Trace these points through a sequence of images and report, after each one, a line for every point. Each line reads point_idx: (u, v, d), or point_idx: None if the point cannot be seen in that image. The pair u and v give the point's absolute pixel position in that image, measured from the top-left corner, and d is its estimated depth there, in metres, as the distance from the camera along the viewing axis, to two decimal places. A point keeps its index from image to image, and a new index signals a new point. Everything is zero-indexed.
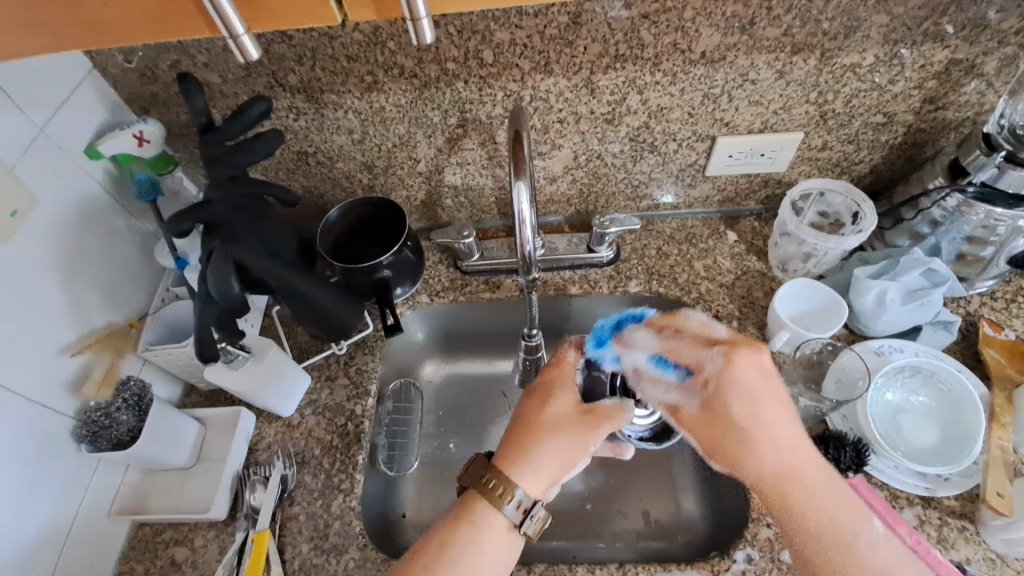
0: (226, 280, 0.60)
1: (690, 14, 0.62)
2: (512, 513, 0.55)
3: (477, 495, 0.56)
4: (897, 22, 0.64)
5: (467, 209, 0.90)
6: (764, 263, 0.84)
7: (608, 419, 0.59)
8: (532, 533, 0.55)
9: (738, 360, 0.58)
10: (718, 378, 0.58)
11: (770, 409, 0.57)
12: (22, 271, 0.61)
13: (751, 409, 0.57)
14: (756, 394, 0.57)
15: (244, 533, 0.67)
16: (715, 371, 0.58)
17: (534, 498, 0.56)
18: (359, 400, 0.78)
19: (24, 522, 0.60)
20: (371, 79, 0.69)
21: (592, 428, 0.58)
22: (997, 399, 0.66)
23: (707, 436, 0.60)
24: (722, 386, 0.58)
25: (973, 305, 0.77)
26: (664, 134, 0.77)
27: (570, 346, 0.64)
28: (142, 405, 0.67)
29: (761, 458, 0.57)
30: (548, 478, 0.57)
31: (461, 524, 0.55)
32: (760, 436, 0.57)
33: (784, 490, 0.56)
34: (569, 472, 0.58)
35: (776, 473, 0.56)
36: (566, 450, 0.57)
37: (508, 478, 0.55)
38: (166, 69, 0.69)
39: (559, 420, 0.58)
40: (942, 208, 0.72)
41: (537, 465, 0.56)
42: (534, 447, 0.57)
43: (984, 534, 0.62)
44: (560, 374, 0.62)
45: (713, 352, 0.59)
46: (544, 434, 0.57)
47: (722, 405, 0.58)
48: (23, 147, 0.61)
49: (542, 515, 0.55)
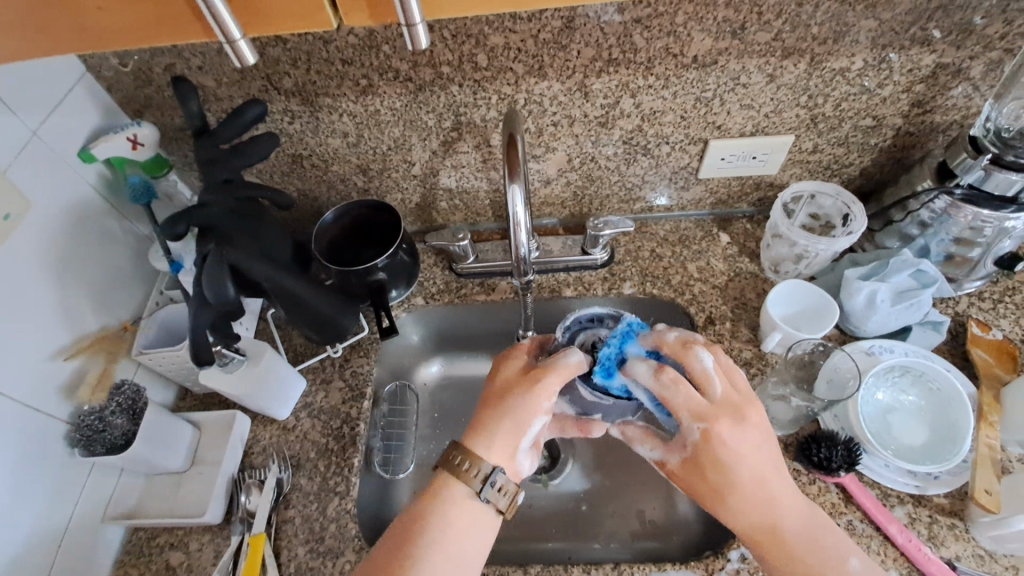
0: (221, 282, 0.60)
1: (681, 19, 0.63)
2: (477, 485, 0.57)
3: (444, 473, 0.58)
4: (885, 27, 0.65)
5: (461, 212, 0.90)
6: (756, 265, 0.85)
7: (550, 371, 0.58)
8: (500, 506, 0.57)
9: (720, 432, 0.55)
10: (698, 445, 0.56)
11: (746, 469, 0.56)
12: (15, 275, 0.61)
13: (727, 475, 0.56)
14: (730, 458, 0.56)
15: (239, 537, 0.68)
16: (693, 441, 0.56)
17: (494, 466, 0.57)
18: (354, 403, 0.78)
19: (17, 528, 0.59)
20: (366, 83, 0.69)
21: (535, 385, 0.58)
22: (985, 398, 0.67)
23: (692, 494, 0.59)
24: (704, 451, 0.56)
25: (961, 306, 0.78)
26: (656, 138, 0.78)
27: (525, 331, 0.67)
28: (136, 409, 0.67)
29: (740, 518, 0.57)
30: (506, 444, 0.58)
31: (430, 501, 0.57)
32: (732, 496, 0.56)
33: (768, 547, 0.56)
34: (528, 436, 0.59)
35: (761, 533, 0.56)
36: (516, 412, 0.58)
37: (469, 452, 0.58)
38: (160, 72, 0.69)
39: (508, 386, 0.60)
40: (931, 209, 0.74)
41: (490, 433, 0.58)
42: (487, 416, 0.59)
43: (972, 531, 0.62)
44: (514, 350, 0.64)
45: (693, 425, 0.55)
46: (494, 404, 0.60)
47: (702, 469, 0.57)
48: (16, 151, 0.61)
49: (506, 486, 0.57)
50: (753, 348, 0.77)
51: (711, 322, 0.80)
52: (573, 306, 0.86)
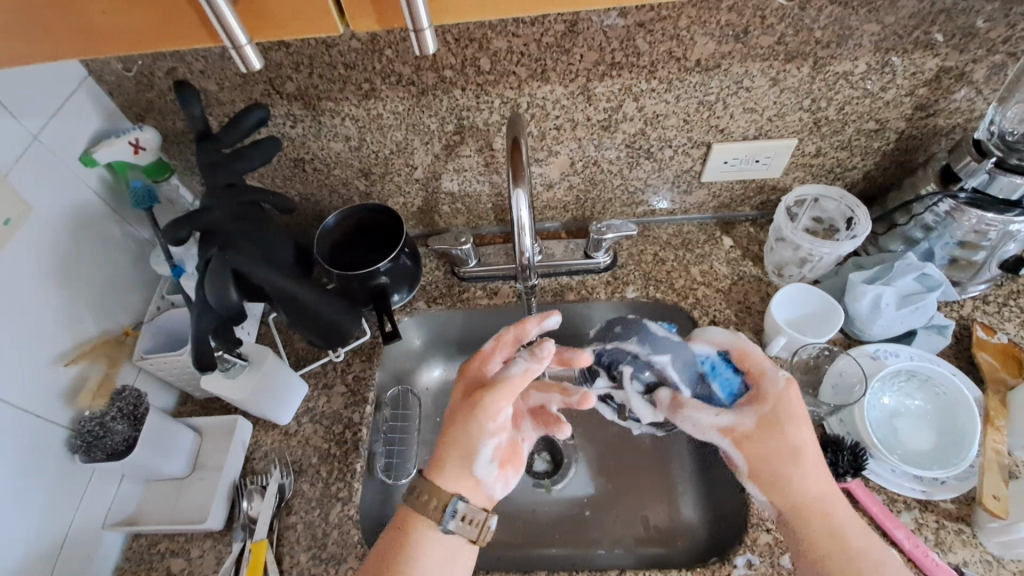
0: (224, 288, 0.61)
1: (685, 23, 0.63)
2: (442, 521, 0.57)
3: (406, 511, 0.58)
4: (888, 31, 0.65)
5: (464, 215, 0.90)
6: (760, 269, 0.85)
7: (489, 391, 0.57)
8: (466, 535, 0.57)
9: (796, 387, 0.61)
10: (778, 397, 0.61)
11: (808, 434, 0.59)
12: (15, 280, 0.60)
13: (803, 433, 0.59)
14: (797, 417, 0.60)
15: (240, 543, 0.67)
16: (776, 391, 0.61)
17: (453, 497, 0.57)
18: (357, 408, 0.77)
19: (17, 535, 0.59)
20: (368, 87, 0.69)
21: (478, 407, 0.58)
22: (991, 402, 0.67)
23: (756, 456, 0.60)
24: (778, 404, 0.60)
25: (966, 309, 0.78)
26: (659, 141, 0.78)
27: (506, 330, 0.64)
28: (137, 414, 0.66)
29: (807, 481, 0.58)
30: (460, 470, 0.58)
31: (400, 535, 0.57)
32: (806, 456, 0.59)
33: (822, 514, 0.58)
34: (483, 459, 0.58)
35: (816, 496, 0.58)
36: (458, 437, 0.58)
37: (428, 486, 0.57)
38: (162, 76, 0.69)
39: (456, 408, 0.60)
40: (934, 213, 0.73)
41: (443, 457, 0.58)
42: (439, 442, 0.59)
43: (980, 536, 0.62)
44: (470, 367, 0.63)
45: (778, 374, 0.62)
46: (445, 427, 0.60)
47: (778, 424, 0.60)
48: (17, 155, 0.61)
49: (470, 516, 0.57)
50: (757, 352, 0.77)
51: (714, 326, 0.80)
52: (575, 310, 0.86)
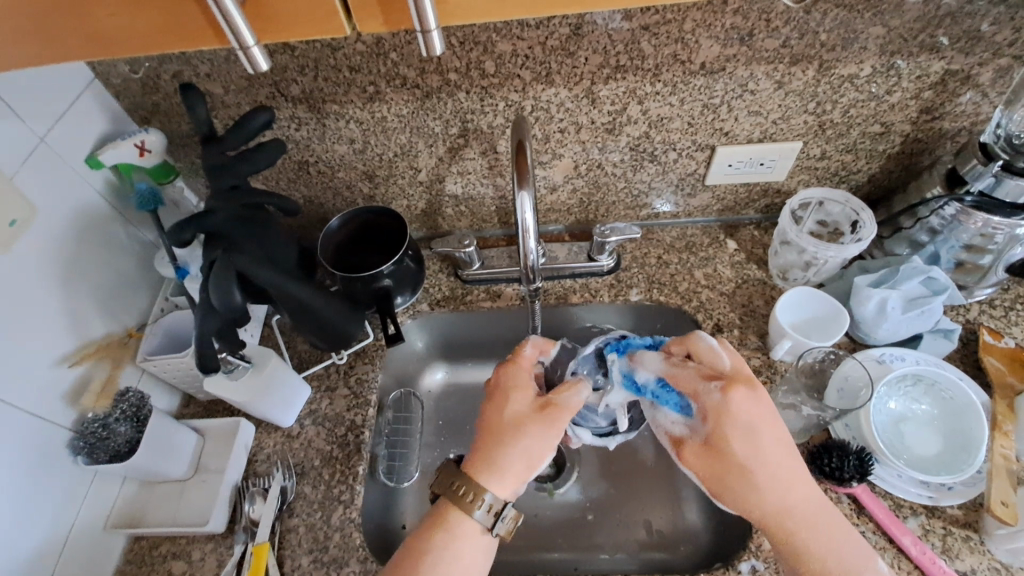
0: (228, 291, 0.61)
1: (689, 26, 0.63)
2: (483, 518, 0.55)
3: (448, 502, 0.56)
4: (893, 34, 0.65)
5: (467, 218, 0.90)
6: (764, 272, 0.85)
7: (567, 407, 0.59)
8: (506, 534, 0.56)
9: (736, 394, 0.56)
10: (718, 411, 0.56)
11: (769, 441, 0.56)
12: (19, 282, 0.60)
13: (754, 444, 0.56)
14: (755, 424, 0.56)
15: (241, 546, 0.67)
16: (713, 405, 0.56)
17: (504, 499, 0.56)
18: (359, 410, 0.77)
19: (19, 537, 0.59)
20: (373, 90, 0.69)
21: (550, 420, 0.58)
22: (998, 407, 0.66)
23: (707, 474, 0.57)
24: (720, 417, 0.56)
25: (972, 314, 0.77)
26: (663, 144, 0.78)
27: (529, 345, 0.65)
28: (140, 416, 0.66)
29: (765, 493, 0.55)
30: (518, 478, 0.57)
31: (434, 534, 0.55)
32: (760, 468, 0.55)
33: (782, 527, 0.55)
34: (539, 469, 0.58)
35: (777, 507, 0.55)
36: (528, 448, 0.57)
37: (474, 483, 0.55)
38: (168, 79, 0.69)
39: (517, 420, 0.58)
40: (941, 216, 0.73)
41: (503, 468, 0.56)
42: (498, 452, 0.57)
43: (988, 543, 0.61)
44: (517, 369, 0.62)
45: (710, 386, 0.57)
46: (503, 439, 0.57)
47: (724, 442, 0.56)
48: (24, 157, 0.61)
49: (513, 516, 0.55)
50: (761, 356, 0.76)
51: (719, 330, 0.79)
52: (579, 313, 0.86)
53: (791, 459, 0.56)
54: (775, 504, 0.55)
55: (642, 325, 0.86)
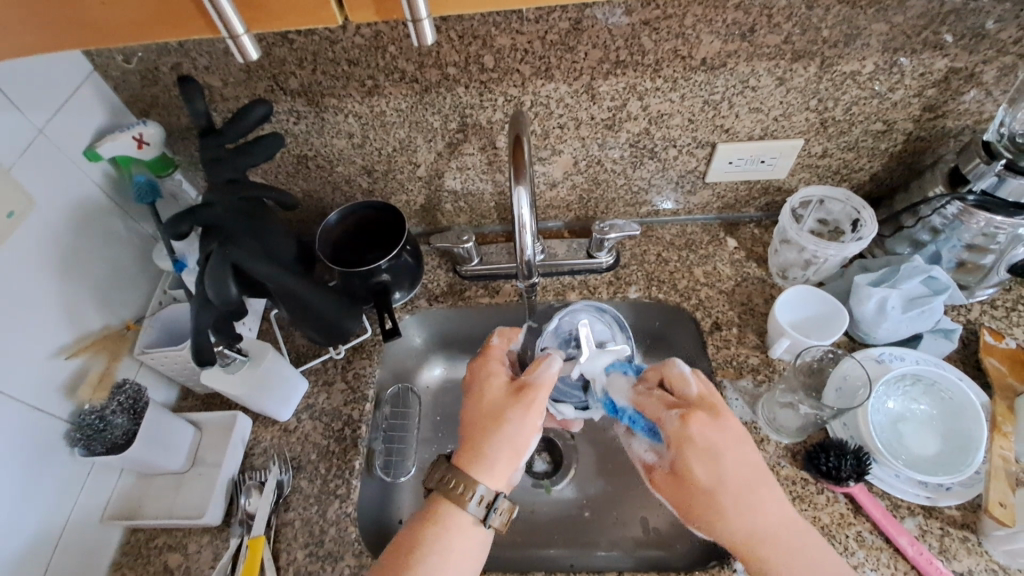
0: (224, 281, 0.60)
1: (690, 21, 0.62)
2: (477, 511, 0.55)
3: (442, 497, 0.56)
4: (896, 31, 0.64)
5: (466, 214, 0.90)
6: (764, 270, 0.84)
7: (542, 385, 0.59)
8: (499, 526, 0.56)
9: (694, 423, 0.56)
10: (679, 439, 0.56)
11: (728, 468, 0.55)
12: (16, 272, 0.60)
13: (715, 473, 0.55)
14: (716, 452, 0.55)
15: (238, 539, 0.67)
16: (674, 432, 0.56)
17: (495, 490, 0.56)
18: (356, 405, 0.77)
19: (15, 529, 0.59)
20: (372, 83, 0.69)
21: (531, 403, 0.58)
22: (998, 408, 0.66)
23: (679, 503, 0.58)
24: (682, 446, 0.56)
25: (973, 314, 0.77)
26: (664, 141, 0.77)
27: (495, 334, 0.66)
28: (137, 408, 0.66)
29: (735, 520, 0.55)
30: (507, 468, 0.57)
31: (425, 528, 0.54)
32: (726, 498, 0.55)
33: (754, 555, 0.54)
34: (527, 454, 0.58)
35: (752, 535, 0.54)
36: (512, 433, 0.57)
37: (467, 477, 0.55)
38: (167, 71, 0.69)
39: (498, 406, 0.59)
40: (943, 216, 0.72)
41: (493, 458, 0.56)
42: (485, 441, 0.57)
43: (985, 544, 0.61)
44: (487, 361, 0.63)
45: (671, 414, 0.57)
46: (487, 425, 0.58)
47: (687, 473, 0.56)
48: (22, 148, 0.61)
49: (506, 508, 0.55)
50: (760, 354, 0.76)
51: (717, 328, 0.79)
52: None
53: (761, 484, 0.55)
54: (745, 535, 0.54)
55: (641, 322, 0.86)
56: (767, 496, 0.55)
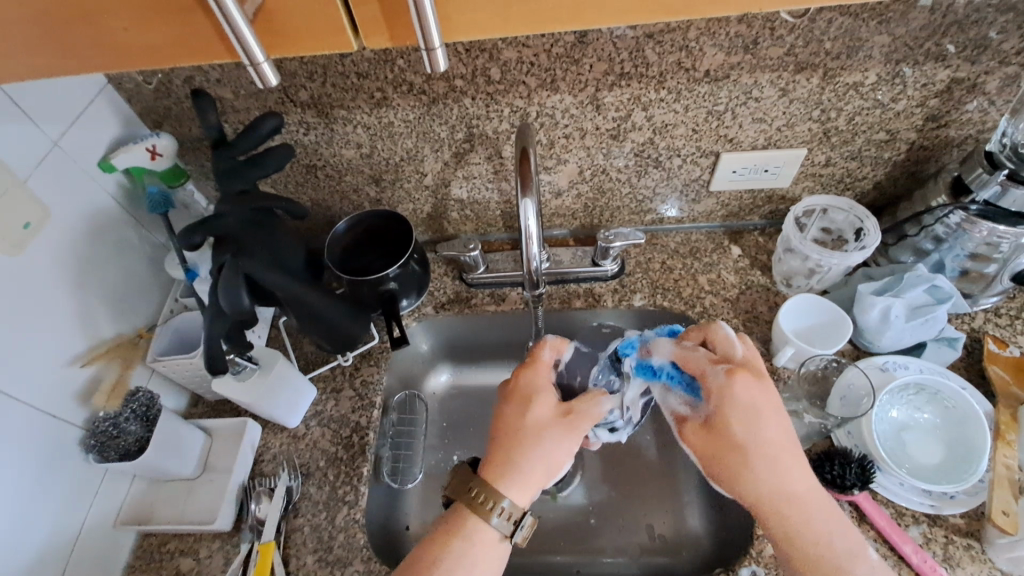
0: (237, 292, 0.61)
1: (694, 34, 0.63)
2: (501, 525, 0.55)
3: (463, 507, 0.57)
4: (898, 43, 0.65)
5: (472, 222, 0.91)
6: (768, 278, 0.85)
7: (588, 417, 0.59)
8: (522, 540, 0.57)
9: (741, 378, 0.57)
10: (721, 391, 0.57)
11: (768, 424, 0.56)
12: (32, 283, 0.62)
13: (752, 427, 0.56)
14: (757, 410, 0.56)
15: (248, 544, 0.68)
16: (718, 385, 0.57)
17: (522, 507, 0.56)
18: (364, 412, 0.78)
19: (30, 534, 0.60)
20: (380, 95, 0.70)
21: (573, 429, 0.59)
22: (1002, 417, 0.66)
23: (706, 453, 0.58)
24: (722, 400, 0.57)
25: (977, 322, 0.77)
26: (668, 150, 0.78)
27: (545, 346, 0.64)
28: (149, 415, 0.68)
29: (760, 474, 0.55)
30: (537, 485, 0.57)
31: (452, 539, 0.55)
32: (757, 452, 0.56)
33: (779, 515, 0.55)
34: (558, 475, 0.59)
35: (774, 492, 0.55)
36: (550, 455, 0.57)
37: (493, 490, 0.56)
38: (180, 84, 0.70)
39: (541, 427, 0.58)
40: (946, 224, 0.73)
41: (525, 474, 0.56)
42: (521, 456, 0.57)
43: (990, 552, 0.61)
44: (535, 374, 0.62)
45: (717, 368, 0.58)
46: (527, 444, 0.57)
47: (723, 424, 0.56)
48: (38, 160, 0.62)
49: (530, 523, 0.56)
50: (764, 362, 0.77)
51: None
52: (583, 317, 0.86)
53: (789, 447, 0.56)
54: (772, 489, 0.55)
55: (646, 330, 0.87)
56: (796, 460, 0.56)
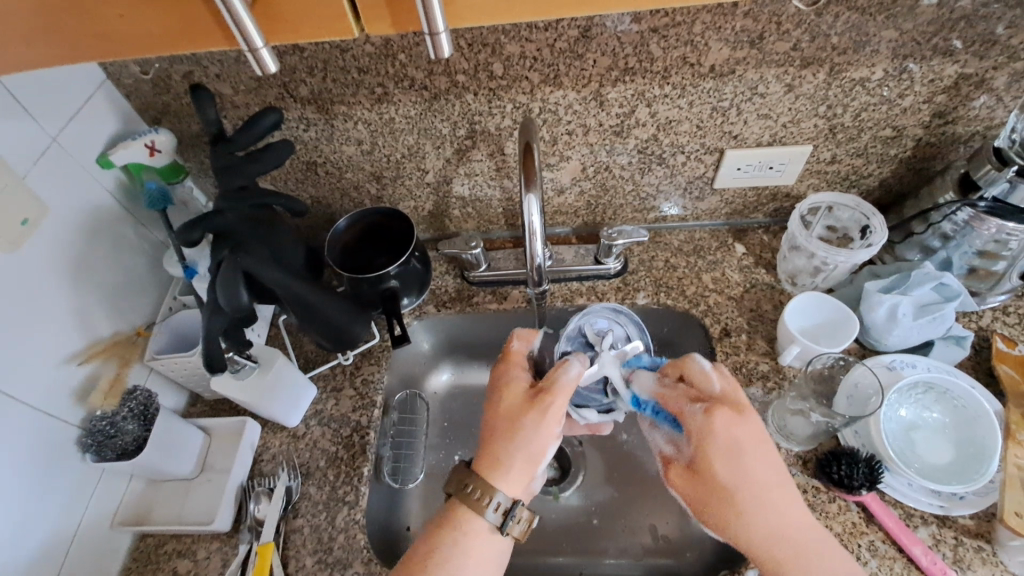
0: (235, 290, 0.60)
1: (699, 29, 0.62)
2: (494, 518, 0.55)
3: (459, 502, 0.56)
4: (906, 37, 0.64)
5: (474, 220, 0.90)
6: (772, 277, 0.84)
7: (560, 391, 0.57)
8: (517, 535, 0.56)
9: (720, 418, 0.55)
10: (700, 434, 0.56)
11: (754, 465, 0.55)
12: (29, 281, 0.61)
13: (737, 469, 0.55)
14: (740, 449, 0.55)
15: (246, 545, 0.67)
16: (697, 424, 0.56)
17: (511, 499, 0.56)
18: (365, 411, 0.77)
19: (25, 534, 0.59)
20: (381, 91, 0.69)
21: (547, 411, 0.57)
22: (1011, 416, 0.65)
23: (694, 494, 0.58)
24: (703, 441, 0.56)
25: (985, 320, 0.76)
26: (672, 147, 0.77)
27: (515, 337, 0.64)
28: (147, 414, 0.66)
29: (750, 518, 0.55)
30: (524, 475, 0.56)
31: (444, 532, 0.55)
32: (740, 496, 0.55)
33: (768, 556, 0.54)
34: (544, 462, 0.57)
35: (764, 536, 0.54)
36: (529, 441, 0.56)
37: (487, 484, 0.55)
38: (179, 79, 0.70)
39: (513, 414, 0.58)
40: (953, 222, 0.72)
41: (507, 466, 0.56)
42: (501, 449, 0.56)
43: (1000, 554, 0.60)
44: (509, 367, 0.61)
45: (695, 408, 0.56)
46: (503, 435, 0.57)
47: (707, 467, 0.56)
48: (36, 155, 0.62)
49: (526, 516, 0.56)
50: (769, 361, 0.76)
51: (726, 334, 0.79)
52: None
53: (780, 485, 0.55)
54: (763, 532, 0.54)
55: (649, 328, 0.86)
56: (779, 497, 0.55)
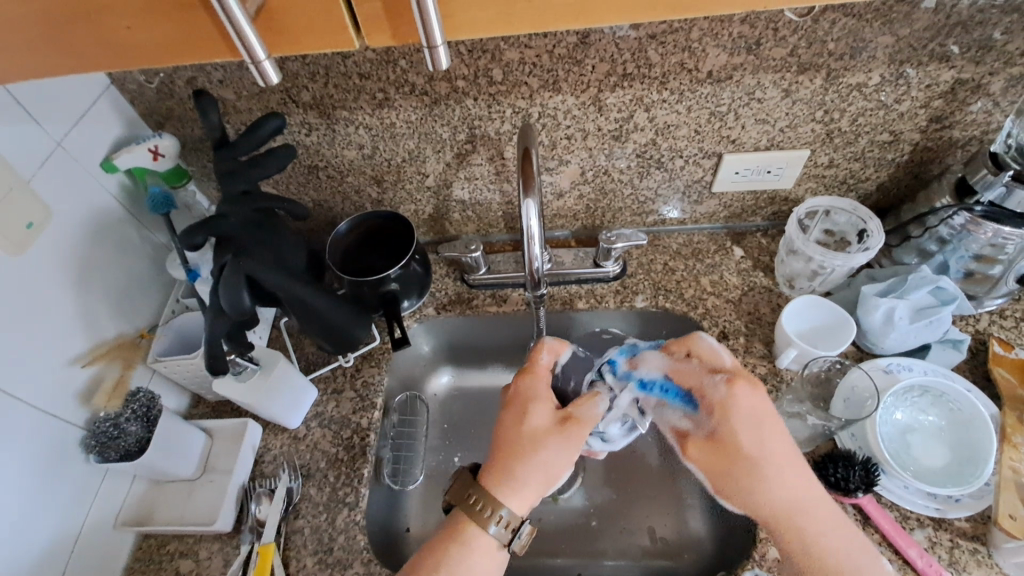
0: (238, 292, 0.61)
1: (697, 35, 0.63)
2: (499, 534, 0.55)
3: (462, 513, 0.56)
4: (902, 43, 0.65)
5: (474, 223, 0.91)
6: (770, 280, 0.84)
7: (586, 421, 0.58)
8: (519, 549, 0.56)
9: (740, 389, 0.56)
10: (723, 405, 0.56)
11: (772, 436, 0.56)
12: (35, 283, 0.62)
13: (759, 439, 0.56)
14: (760, 420, 0.56)
15: (248, 546, 0.67)
16: (718, 396, 0.56)
17: (519, 516, 0.56)
18: (365, 413, 0.78)
19: (30, 534, 0.60)
20: (382, 96, 0.70)
21: (570, 436, 0.57)
22: (1007, 420, 0.66)
23: (711, 468, 0.57)
24: (725, 412, 0.56)
25: (981, 324, 0.77)
26: (670, 151, 0.78)
27: (543, 349, 0.63)
28: (150, 416, 0.67)
29: (770, 490, 0.55)
30: (535, 492, 0.57)
31: (449, 544, 0.55)
32: (766, 464, 0.55)
33: (792, 528, 0.55)
34: (556, 483, 0.58)
35: (785, 508, 0.55)
36: (547, 463, 0.56)
37: (492, 499, 0.55)
38: (182, 85, 0.70)
39: (536, 432, 0.57)
40: (950, 226, 0.73)
41: (523, 484, 0.56)
42: (518, 467, 0.56)
43: (995, 557, 0.61)
44: (535, 382, 0.60)
45: (716, 379, 0.57)
46: (523, 453, 0.56)
47: (730, 438, 0.56)
48: (41, 159, 0.62)
49: (529, 532, 0.56)
50: (767, 364, 0.76)
51: (724, 337, 0.79)
52: (585, 319, 0.86)
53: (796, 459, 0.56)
54: (783, 503, 0.55)
55: (648, 331, 0.86)
56: (800, 471, 0.56)
